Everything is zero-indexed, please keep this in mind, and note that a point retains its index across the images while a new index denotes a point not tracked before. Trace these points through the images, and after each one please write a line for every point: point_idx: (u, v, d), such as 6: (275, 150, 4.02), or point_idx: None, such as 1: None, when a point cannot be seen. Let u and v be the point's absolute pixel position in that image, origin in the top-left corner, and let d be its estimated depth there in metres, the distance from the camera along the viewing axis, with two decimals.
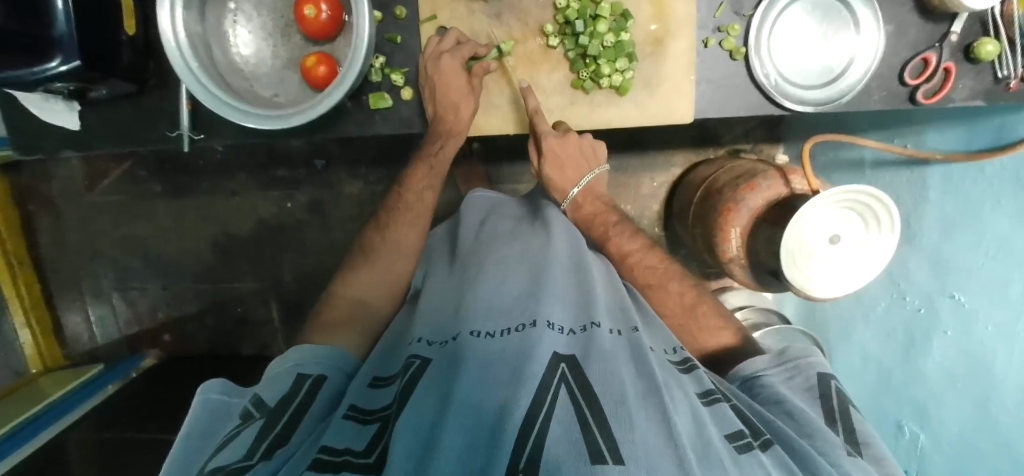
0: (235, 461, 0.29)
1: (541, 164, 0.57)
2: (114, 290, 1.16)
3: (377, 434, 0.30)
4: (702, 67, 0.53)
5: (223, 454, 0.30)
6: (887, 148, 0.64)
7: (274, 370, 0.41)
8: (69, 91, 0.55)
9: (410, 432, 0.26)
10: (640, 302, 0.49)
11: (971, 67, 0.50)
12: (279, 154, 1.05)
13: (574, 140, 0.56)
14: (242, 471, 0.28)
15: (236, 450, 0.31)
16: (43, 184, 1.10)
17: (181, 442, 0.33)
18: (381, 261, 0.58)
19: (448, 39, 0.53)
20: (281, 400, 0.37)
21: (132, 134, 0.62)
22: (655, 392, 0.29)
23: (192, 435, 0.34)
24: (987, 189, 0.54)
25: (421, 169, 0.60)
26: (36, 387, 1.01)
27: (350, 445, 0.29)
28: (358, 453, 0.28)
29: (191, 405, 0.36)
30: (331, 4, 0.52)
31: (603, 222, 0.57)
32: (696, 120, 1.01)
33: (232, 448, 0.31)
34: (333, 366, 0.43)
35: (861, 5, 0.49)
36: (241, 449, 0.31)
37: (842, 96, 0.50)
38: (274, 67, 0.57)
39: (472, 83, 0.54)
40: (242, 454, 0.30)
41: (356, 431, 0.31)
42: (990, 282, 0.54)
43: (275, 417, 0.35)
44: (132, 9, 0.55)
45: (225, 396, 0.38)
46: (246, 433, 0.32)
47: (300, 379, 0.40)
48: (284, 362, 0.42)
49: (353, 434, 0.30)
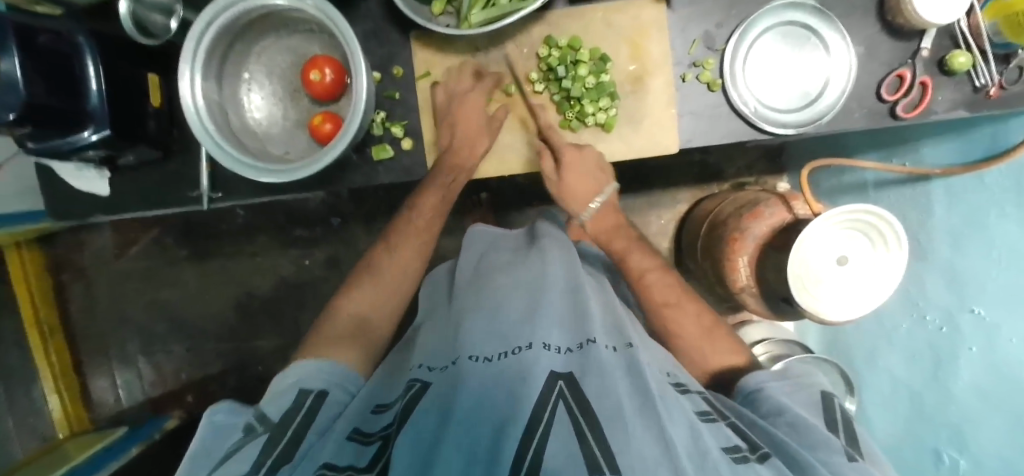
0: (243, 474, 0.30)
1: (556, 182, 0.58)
2: (140, 354, 1.18)
3: (380, 450, 0.31)
4: (683, 100, 0.55)
5: (229, 466, 0.31)
6: (886, 168, 0.65)
7: (279, 386, 0.43)
8: (99, 158, 0.60)
9: (411, 445, 0.27)
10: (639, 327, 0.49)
11: (948, 79, 0.51)
12: (298, 215, 1.11)
13: (591, 152, 0.56)
14: None
15: (242, 465, 0.31)
16: (78, 254, 1.17)
17: (189, 462, 0.35)
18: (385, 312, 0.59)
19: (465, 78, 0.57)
20: (284, 417, 0.38)
21: (158, 197, 0.67)
22: (650, 404, 0.29)
23: (198, 455, 0.35)
24: (990, 197, 0.53)
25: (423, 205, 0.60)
26: (62, 451, 1.03)
27: (353, 463, 0.29)
28: (361, 470, 0.29)
29: (200, 423, 0.39)
30: (334, 68, 0.57)
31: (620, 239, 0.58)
32: (697, 157, 1.03)
33: (238, 460, 0.32)
34: (335, 381, 0.44)
35: (826, 29, 0.52)
36: (248, 462, 0.31)
37: (822, 116, 0.52)
38: (285, 128, 0.63)
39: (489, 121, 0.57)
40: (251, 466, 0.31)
41: (356, 451, 0.31)
42: (1005, 292, 0.51)
43: (278, 434, 0.36)
44: (158, 85, 0.62)
45: (230, 417, 0.40)
46: (251, 448, 0.34)
47: (302, 393, 0.41)
48: (288, 378, 0.44)
49: (352, 454, 0.31)
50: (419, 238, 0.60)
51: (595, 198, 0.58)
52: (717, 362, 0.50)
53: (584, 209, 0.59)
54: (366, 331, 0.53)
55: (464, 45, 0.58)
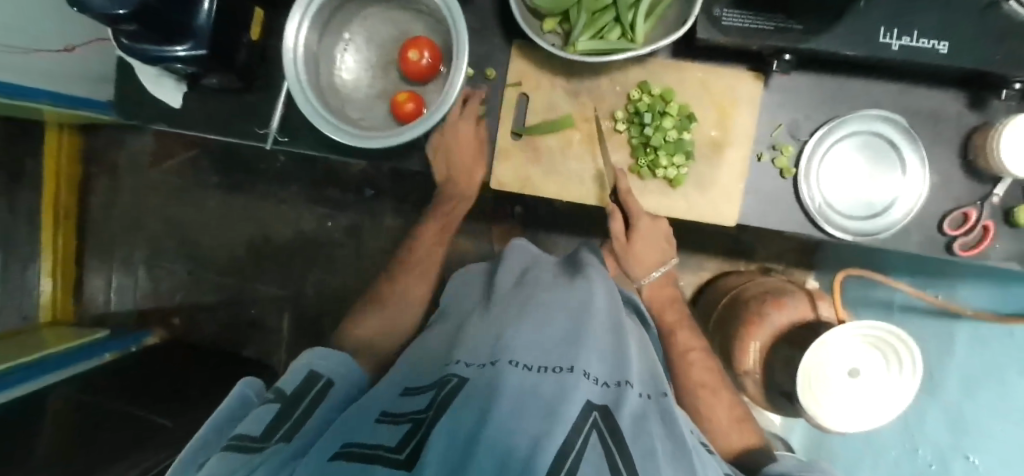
0: (256, 436, 0.33)
1: (626, 246, 0.62)
2: (141, 264, 1.18)
3: (411, 430, 0.32)
4: (753, 179, 0.57)
5: (245, 425, 0.34)
6: (919, 294, 0.67)
7: (291, 365, 0.45)
8: (185, 72, 0.62)
9: (445, 438, 0.28)
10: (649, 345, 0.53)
11: (1009, 230, 0.53)
12: (335, 175, 1.11)
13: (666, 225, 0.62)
14: (258, 447, 0.32)
15: (255, 426, 0.34)
16: (113, 152, 1.17)
17: (214, 421, 0.38)
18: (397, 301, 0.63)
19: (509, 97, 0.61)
20: (296, 391, 0.41)
21: (226, 124, 0.68)
22: (685, 452, 0.34)
23: (223, 417, 0.38)
24: (1019, 353, 0.55)
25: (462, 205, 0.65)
26: (39, 337, 1.02)
27: (383, 441, 0.31)
28: (390, 449, 0.30)
29: (227, 396, 0.40)
30: (433, 53, 0.59)
31: (673, 314, 0.62)
32: (733, 231, 1.04)
33: (252, 421, 0.35)
34: (342, 373, 0.46)
35: (909, 150, 0.53)
36: (262, 425, 0.34)
37: (881, 231, 0.53)
38: (367, 95, 0.64)
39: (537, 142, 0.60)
40: (262, 433, 0.33)
41: (389, 431, 0.33)
42: (1005, 448, 0.53)
43: (288, 408, 0.38)
44: (260, 21, 0.64)
45: (254, 394, 0.42)
46: (264, 410, 0.37)
47: (312, 377, 0.43)
48: (298, 359, 0.46)
49: (386, 433, 0.32)
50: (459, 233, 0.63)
51: (660, 267, 0.63)
52: (739, 441, 0.53)
53: (646, 276, 0.64)
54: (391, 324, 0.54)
55: (561, 67, 0.60)
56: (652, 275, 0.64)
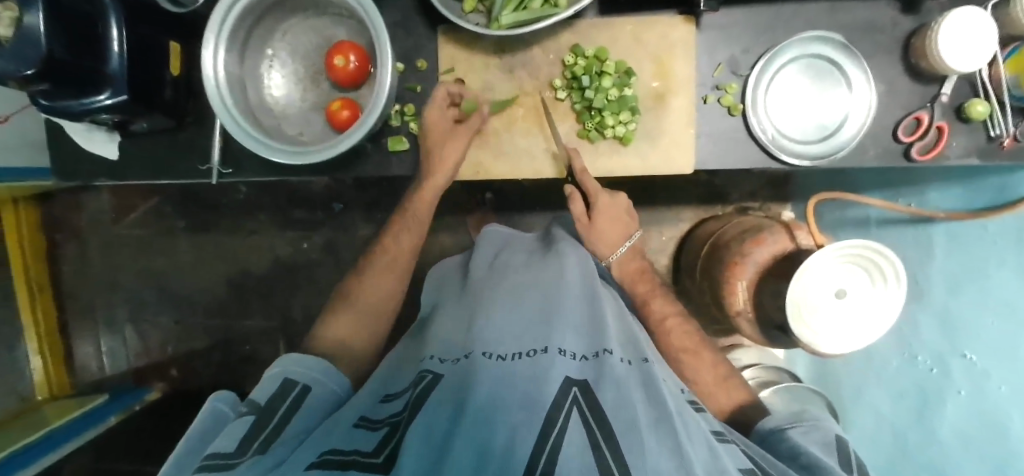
0: (231, 453, 0.32)
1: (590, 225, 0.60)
2: (126, 322, 1.17)
3: (387, 435, 0.33)
4: (702, 122, 0.56)
5: (219, 444, 0.34)
6: (891, 206, 0.66)
7: (265, 375, 0.45)
8: (112, 122, 0.60)
9: (423, 434, 0.29)
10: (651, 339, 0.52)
11: (964, 126, 0.52)
12: (301, 196, 1.10)
13: (623, 200, 0.62)
14: (232, 465, 0.31)
15: (230, 444, 0.33)
16: (73, 216, 1.15)
17: (186, 444, 0.37)
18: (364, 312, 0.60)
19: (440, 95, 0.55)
20: (271, 401, 0.40)
21: (167, 166, 0.66)
22: (667, 420, 0.31)
23: (198, 438, 0.38)
24: (992, 246, 0.55)
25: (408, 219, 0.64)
26: (40, 414, 1.01)
27: (359, 446, 0.31)
28: (366, 453, 0.30)
29: (200, 411, 0.41)
30: (359, 55, 0.57)
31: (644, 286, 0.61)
32: (704, 177, 1.03)
33: (225, 440, 0.34)
34: (319, 379, 0.45)
35: (852, 66, 0.52)
36: (237, 441, 0.34)
37: (838, 150, 0.53)
38: (302, 109, 0.62)
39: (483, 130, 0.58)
40: (235, 449, 0.33)
41: (363, 435, 0.33)
42: (998, 342, 0.53)
43: (265, 418, 0.38)
44: (179, 53, 0.61)
45: (230, 407, 0.42)
46: (237, 427, 0.36)
47: (289, 385, 0.43)
48: (275, 368, 0.46)
49: (360, 439, 0.32)
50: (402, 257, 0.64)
51: (626, 241, 0.61)
52: (728, 400, 0.54)
53: (614, 252, 0.60)
54: (348, 346, 0.56)
55: (491, 45, 0.58)
56: (619, 249, 0.61)
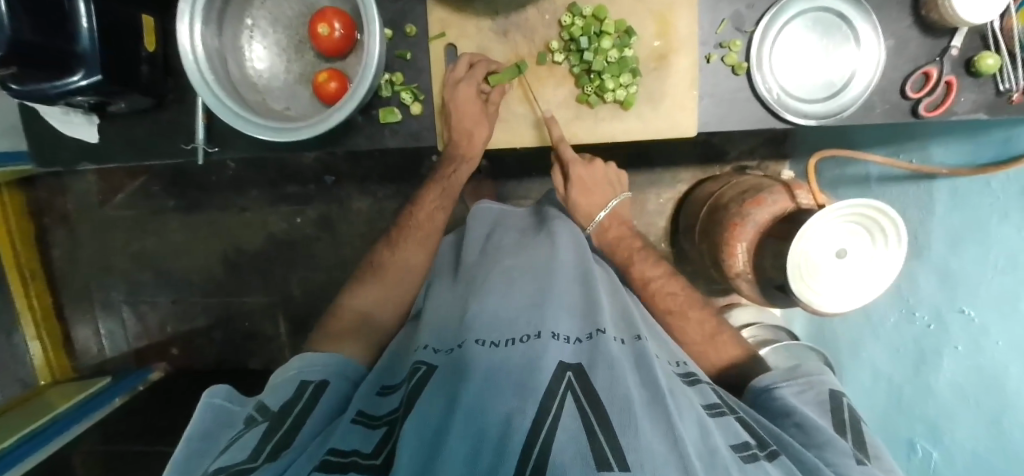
0: (241, 461, 0.32)
1: (568, 189, 0.62)
2: (124, 303, 1.18)
3: (383, 438, 0.34)
4: (705, 83, 0.54)
5: (228, 454, 0.33)
6: (892, 163, 0.65)
7: (279, 378, 0.46)
8: (89, 104, 0.57)
9: (417, 430, 0.30)
10: (656, 326, 0.54)
11: (972, 81, 0.51)
12: (290, 170, 1.07)
13: (601, 167, 0.63)
14: (247, 470, 0.31)
15: (241, 453, 0.33)
16: (60, 199, 1.13)
17: (186, 443, 0.37)
18: (369, 284, 0.61)
19: (461, 65, 0.54)
20: (284, 406, 0.41)
21: (149, 147, 0.64)
22: (660, 400, 0.32)
23: (195, 436, 0.38)
24: (994, 203, 0.54)
25: (433, 191, 0.64)
26: (45, 398, 1.03)
27: (358, 447, 0.33)
28: (364, 455, 0.32)
29: (197, 409, 0.40)
30: (344, 23, 0.54)
31: (628, 248, 0.61)
32: (702, 137, 1.02)
33: (236, 448, 0.34)
34: (332, 373, 0.47)
35: (860, 20, 0.51)
36: (248, 450, 0.34)
37: (843, 109, 0.51)
38: (286, 82, 0.59)
39: (487, 110, 0.56)
40: (248, 455, 0.33)
41: (363, 434, 0.34)
42: (998, 298, 0.54)
43: (278, 424, 0.38)
44: (153, 27, 0.57)
45: (228, 402, 0.42)
46: (250, 435, 0.36)
47: (302, 385, 0.44)
48: (287, 371, 0.46)
49: (360, 438, 0.34)
50: (420, 236, 0.63)
51: (605, 209, 0.62)
52: (720, 356, 0.54)
53: (593, 221, 0.63)
54: (370, 323, 0.57)
55: (483, 6, 0.55)
56: (597, 217, 0.62)
